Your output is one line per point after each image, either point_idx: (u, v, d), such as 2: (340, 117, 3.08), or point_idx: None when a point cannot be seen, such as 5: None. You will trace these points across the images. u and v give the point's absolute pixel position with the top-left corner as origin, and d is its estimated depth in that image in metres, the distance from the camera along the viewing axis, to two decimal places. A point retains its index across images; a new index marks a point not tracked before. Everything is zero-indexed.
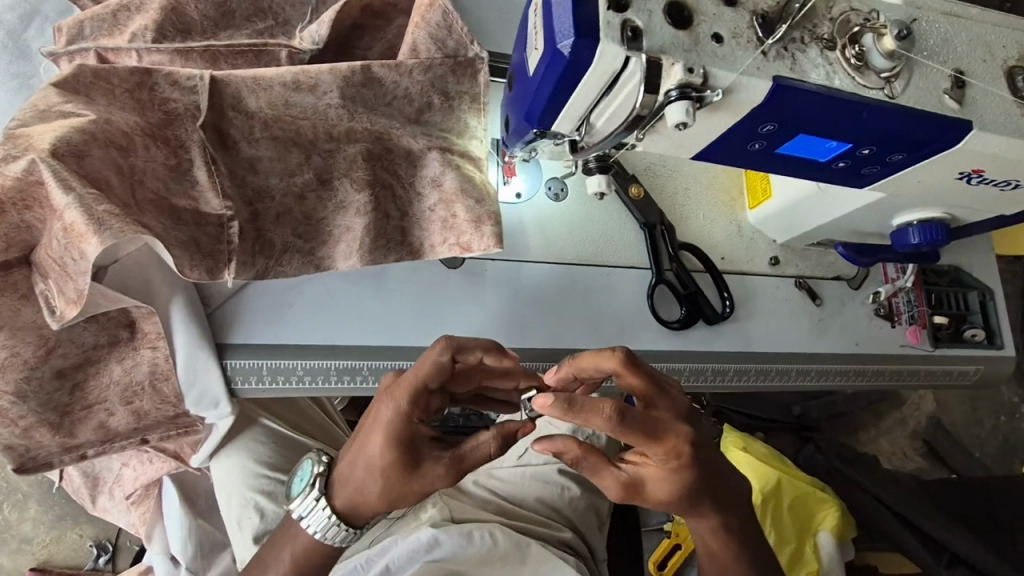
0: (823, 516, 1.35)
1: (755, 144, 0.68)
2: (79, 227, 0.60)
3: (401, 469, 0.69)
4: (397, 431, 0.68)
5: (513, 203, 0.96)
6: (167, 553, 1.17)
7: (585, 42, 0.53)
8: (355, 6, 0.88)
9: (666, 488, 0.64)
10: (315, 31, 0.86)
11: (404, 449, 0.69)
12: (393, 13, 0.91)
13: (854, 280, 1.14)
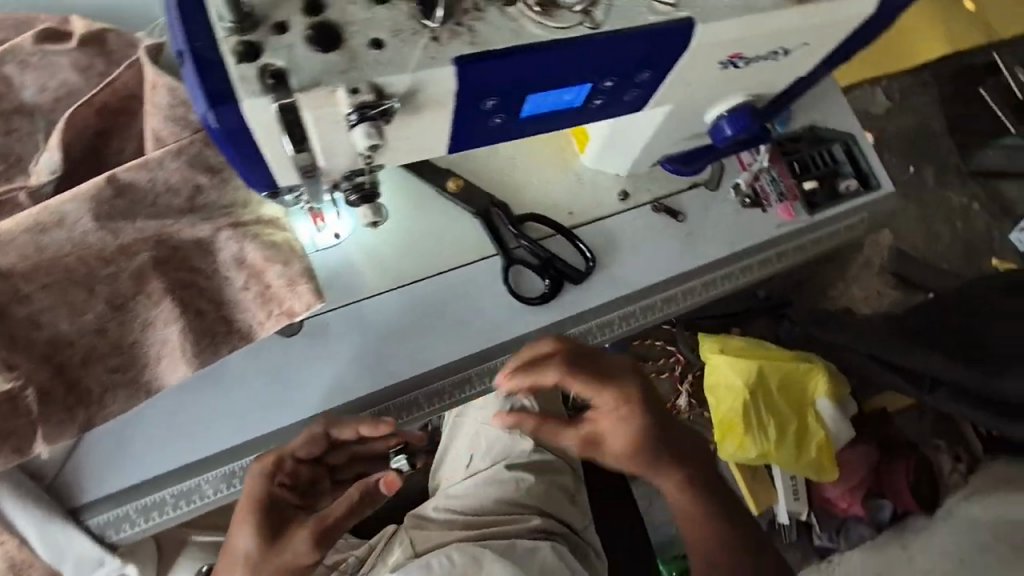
0: (814, 384, 1.41)
1: (495, 119, 0.64)
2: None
3: (263, 541, 0.72)
4: (264, 501, 0.75)
5: (334, 246, 0.92)
6: None
7: (222, 110, 0.49)
8: (86, 113, 0.83)
9: (613, 434, 0.77)
10: (50, 159, 0.81)
11: (269, 519, 0.74)
12: (133, 104, 0.86)
13: (710, 181, 1.12)
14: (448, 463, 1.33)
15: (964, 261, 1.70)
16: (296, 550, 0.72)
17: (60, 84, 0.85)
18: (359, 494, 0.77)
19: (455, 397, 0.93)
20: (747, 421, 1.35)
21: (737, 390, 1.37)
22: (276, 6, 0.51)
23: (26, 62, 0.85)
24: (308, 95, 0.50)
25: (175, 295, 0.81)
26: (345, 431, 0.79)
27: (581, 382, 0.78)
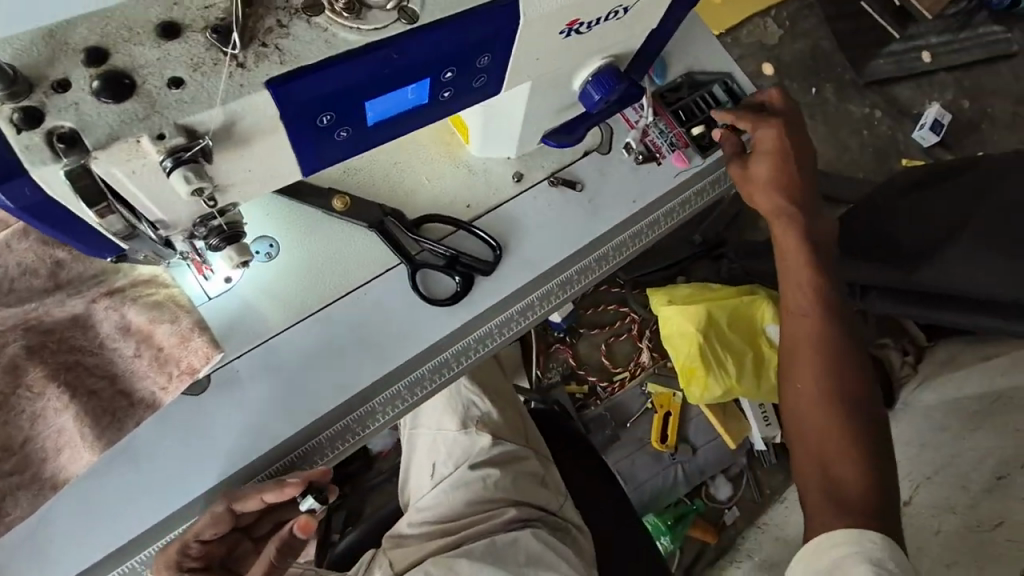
0: (761, 312, 1.52)
1: (340, 132, 0.62)
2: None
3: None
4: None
5: (226, 291, 0.88)
6: None
7: (15, 182, 0.48)
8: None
9: (762, 166, 0.90)
10: None
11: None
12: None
13: (601, 146, 1.13)
14: (414, 475, 1.32)
15: (871, 168, 1.77)
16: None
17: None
18: (277, 547, 0.77)
19: (387, 414, 0.91)
20: (705, 362, 1.47)
21: (691, 338, 1.48)
22: (56, 65, 0.49)
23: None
24: (108, 151, 0.49)
25: (61, 379, 0.76)
26: (249, 503, 0.75)
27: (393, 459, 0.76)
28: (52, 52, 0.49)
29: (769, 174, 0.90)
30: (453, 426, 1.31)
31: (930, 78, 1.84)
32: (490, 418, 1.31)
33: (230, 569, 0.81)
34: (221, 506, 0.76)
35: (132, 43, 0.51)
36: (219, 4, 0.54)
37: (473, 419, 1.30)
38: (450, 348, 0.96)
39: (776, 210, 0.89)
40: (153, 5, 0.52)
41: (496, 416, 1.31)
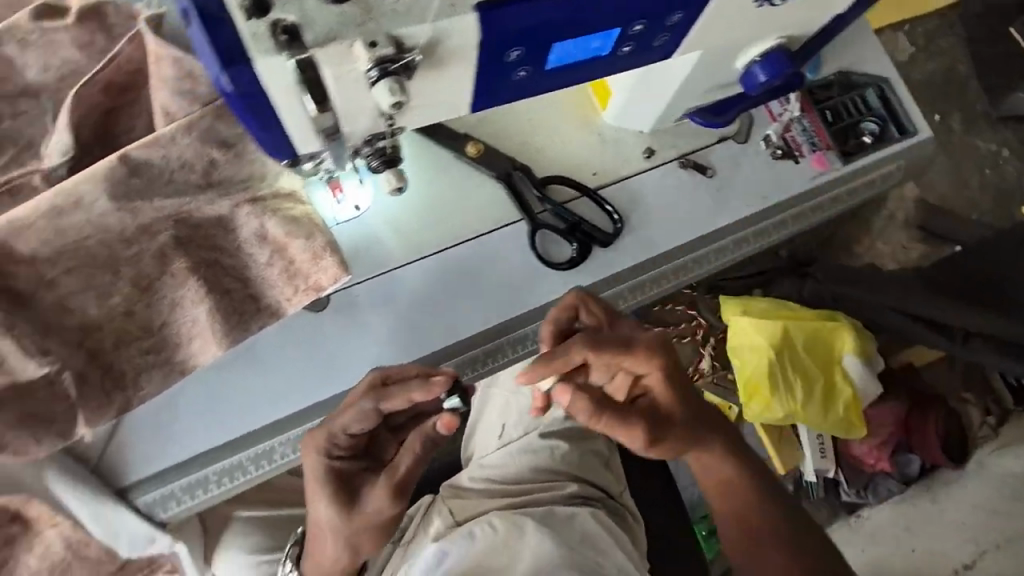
0: (841, 344, 1.36)
1: (520, 72, 0.61)
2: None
3: (343, 511, 0.75)
4: (328, 476, 0.76)
5: (355, 217, 0.90)
6: None
7: (237, 68, 0.48)
8: (92, 91, 0.80)
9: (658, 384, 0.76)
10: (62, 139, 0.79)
11: (340, 489, 0.76)
12: (141, 80, 0.83)
13: (740, 133, 1.07)
14: (479, 436, 1.33)
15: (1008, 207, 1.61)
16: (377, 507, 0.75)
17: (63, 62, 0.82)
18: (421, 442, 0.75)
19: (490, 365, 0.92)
20: (771, 383, 1.31)
21: (764, 349, 1.32)
22: None
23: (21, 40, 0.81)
24: (325, 51, 0.49)
25: (204, 274, 0.81)
26: (394, 398, 0.73)
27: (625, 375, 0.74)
28: None
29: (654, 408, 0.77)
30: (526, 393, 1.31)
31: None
32: None
33: (376, 457, 0.81)
34: (368, 404, 0.73)
35: None
36: None
37: None
38: (556, 313, 0.94)
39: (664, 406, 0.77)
40: None
41: None
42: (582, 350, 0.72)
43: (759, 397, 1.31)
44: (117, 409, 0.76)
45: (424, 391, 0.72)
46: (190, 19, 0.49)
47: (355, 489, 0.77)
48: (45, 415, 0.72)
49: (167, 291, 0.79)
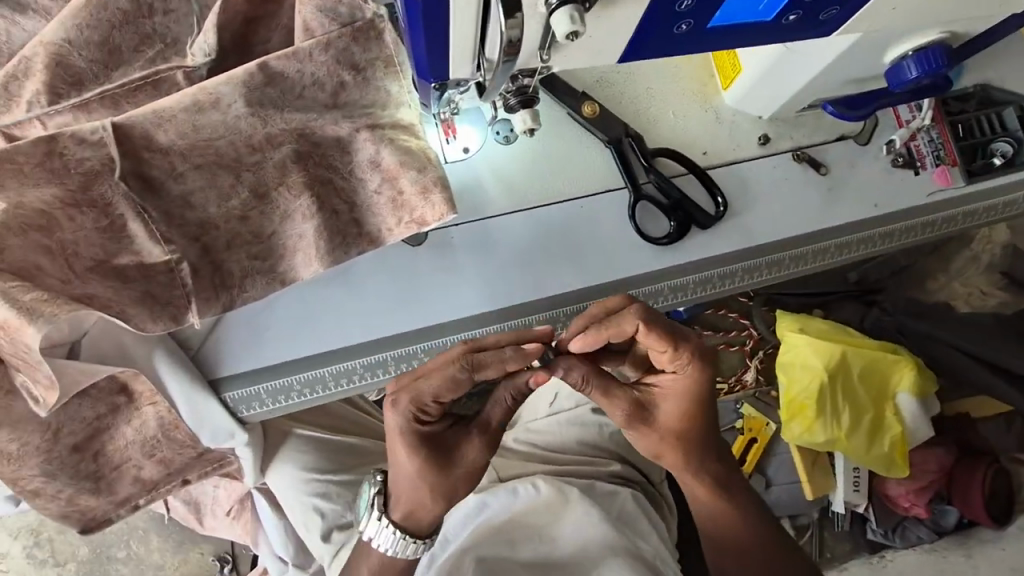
0: (900, 378, 1.31)
1: (682, 25, 0.59)
2: (13, 323, 0.60)
3: (437, 469, 0.74)
4: (416, 437, 0.73)
5: (463, 160, 0.91)
6: (274, 554, 1.32)
7: None
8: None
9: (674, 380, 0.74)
10: (204, 41, 0.81)
11: (431, 448, 0.74)
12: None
13: (861, 135, 1.02)
14: (528, 403, 1.30)
15: None
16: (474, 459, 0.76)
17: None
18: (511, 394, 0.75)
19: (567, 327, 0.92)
20: (820, 405, 1.28)
21: (816, 371, 1.29)
22: None
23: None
24: None
25: (317, 191, 0.82)
26: (489, 369, 0.68)
27: (655, 337, 0.69)
28: None
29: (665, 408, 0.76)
30: None
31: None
32: None
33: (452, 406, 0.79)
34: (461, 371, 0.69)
35: None
36: None
37: None
38: (642, 289, 0.92)
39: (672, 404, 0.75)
40: None
41: None
42: (635, 320, 0.68)
43: (803, 419, 1.29)
44: (224, 306, 0.79)
45: (518, 360, 0.68)
46: None
47: (447, 447, 0.75)
48: (161, 299, 0.75)
49: (281, 202, 0.81)
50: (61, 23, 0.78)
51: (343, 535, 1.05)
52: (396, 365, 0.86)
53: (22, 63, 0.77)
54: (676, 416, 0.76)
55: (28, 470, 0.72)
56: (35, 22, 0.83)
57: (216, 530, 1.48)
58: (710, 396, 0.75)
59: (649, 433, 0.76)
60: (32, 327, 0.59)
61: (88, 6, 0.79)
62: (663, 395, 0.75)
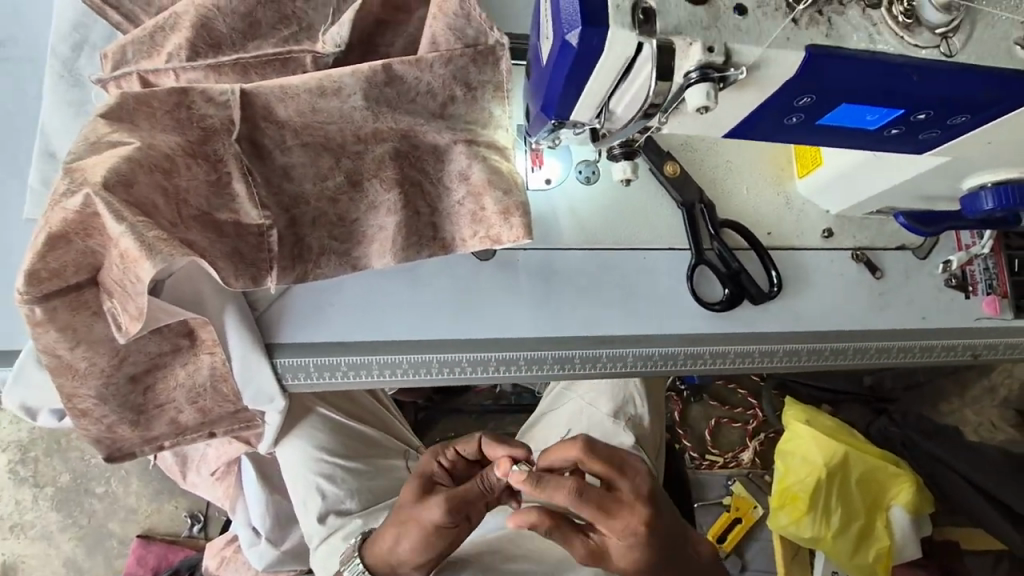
0: (897, 490, 1.31)
1: (792, 117, 0.63)
2: (134, 254, 0.60)
3: (411, 499, 0.83)
4: (424, 471, 0.86)
5: (543, 191, 0.95)
6: (249, 525, 1.35)
7: (595, 30, 0.51)
8: (375, 2, 0.86)
9: (619, 541, 0.71)
10: (337, 33, 0.86)
11: (425, 483, 0.84)
12: (412, 4, 0.89)
13: (920, 249, 1.05)
14: (541, 429, 1.31)
15: None
16: (429, 512, 0.78)
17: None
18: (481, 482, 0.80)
19: (608, 368, 0.94)
20: (814, 500, 1.29)
21: (816, 467, 1.30)
22: None
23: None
24: (670, 39, 0.52)
25: (405, 190, 0.86)
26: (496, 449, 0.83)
27: (594, 519, 0.70)
28: None
29: (624, 560, 0.72)
30: (604, 408, 1.26)
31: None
32: (640, 422, 1.26)
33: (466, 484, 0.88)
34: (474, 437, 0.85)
35: None
36: None
37: (626, 414, 1.25)
38: (685, 348, 0.95)
39: (623, 552, 0.72)
40: None
41: (647, 424, 1.26)
42: (564, 496, 0.69)
43: (794, 510, 1.30)
44: (296, 278, 0.83)
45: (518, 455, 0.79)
46: None
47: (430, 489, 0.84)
48: (242, 260, 0.79)
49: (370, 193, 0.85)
50: None
51: (338, 521, 1.07)
52: (441, 368, 0.89)
53: (171, 17, 0.83)
54: (627, 563, 0.72)
55: (84, 391, 0.75)
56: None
57: (192, 489, 1.48)
58: (659, 546, 0.71)
59: (613, 566, 0.74)
60: (148, 263, 0.59)
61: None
62: (612, 545, 0.73)
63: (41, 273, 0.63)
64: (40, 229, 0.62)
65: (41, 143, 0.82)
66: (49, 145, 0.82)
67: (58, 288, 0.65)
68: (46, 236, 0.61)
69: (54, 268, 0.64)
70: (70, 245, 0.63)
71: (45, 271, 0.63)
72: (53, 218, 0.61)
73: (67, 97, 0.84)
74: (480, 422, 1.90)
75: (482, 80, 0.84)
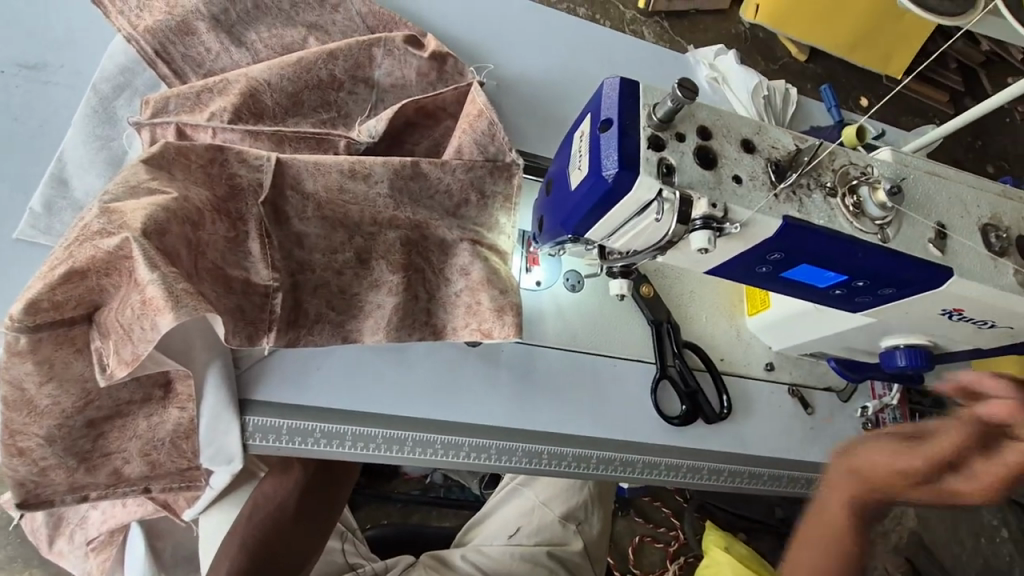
0: None
1: (764, 266, 0.76)
2: (159, 302, 0.65)
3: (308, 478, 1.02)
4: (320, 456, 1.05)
5: (533, 290, 1.03)
6: None
7: (628, 173, 0.63)
8: (410, 107, 0.96)
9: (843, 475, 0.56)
10: (373, 126, 0.94)
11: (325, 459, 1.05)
12: (441, 115, 0.99)
13: (844, 391, 1.19)
14: (488, 526, 1.30)
15: None
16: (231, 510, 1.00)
17: (401, 77, 0.99)
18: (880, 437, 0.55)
19: (573, 469, 0.96)
20: None
21: None
22: (682, 123, 0.67)
23: (388, 49, 0.98)
24: (685, 191, 0.64)
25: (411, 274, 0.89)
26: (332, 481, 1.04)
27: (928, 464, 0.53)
28: (685, 116, 0.67)
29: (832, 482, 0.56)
30: (557, 509, 1.29)
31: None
32: (588, 528, 1.30)
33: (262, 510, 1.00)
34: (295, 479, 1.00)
35: (727, 140, 0.68)
36: (782, 153, 0.71)
37: (575, 519, 1.29)
38: (646, 456, 1.00)
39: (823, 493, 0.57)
40: (744, 125, 0.71)
41: (595, 530, 1.30)
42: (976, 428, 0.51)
43: None
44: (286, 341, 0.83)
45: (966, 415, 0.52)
46: (610, 126, 0.64)
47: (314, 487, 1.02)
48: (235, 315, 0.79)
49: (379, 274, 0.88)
50: (268, 66, 0.91)
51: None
52: (413, 447, 0.89)
53: (222, 82, 0.89)
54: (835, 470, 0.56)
55: (34, 429, 0.72)
56: (242, 56, 0.95)
57: (59, 561, 1.22)
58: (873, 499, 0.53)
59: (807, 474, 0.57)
60: (171, 314, 0.65)
61: (297, 65, 0.92)
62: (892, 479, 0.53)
63: (43, 303, 0.66)
64: (61, 261, 0.66)
65: (55, 168, 0.86)
66: (64, 174, 0.86)
67: (50, 320, 0.67)
68: (68, 268, 0.66)
69: (58, 301, 0.67)
70: (83, 279, 0.68)
71: (46, 302, 0.67)
72: (82, 252, 0.66)
73: (96, 132, 0.89)
74: (405, 512, 1.81)
75: (492, 190, 0.95)
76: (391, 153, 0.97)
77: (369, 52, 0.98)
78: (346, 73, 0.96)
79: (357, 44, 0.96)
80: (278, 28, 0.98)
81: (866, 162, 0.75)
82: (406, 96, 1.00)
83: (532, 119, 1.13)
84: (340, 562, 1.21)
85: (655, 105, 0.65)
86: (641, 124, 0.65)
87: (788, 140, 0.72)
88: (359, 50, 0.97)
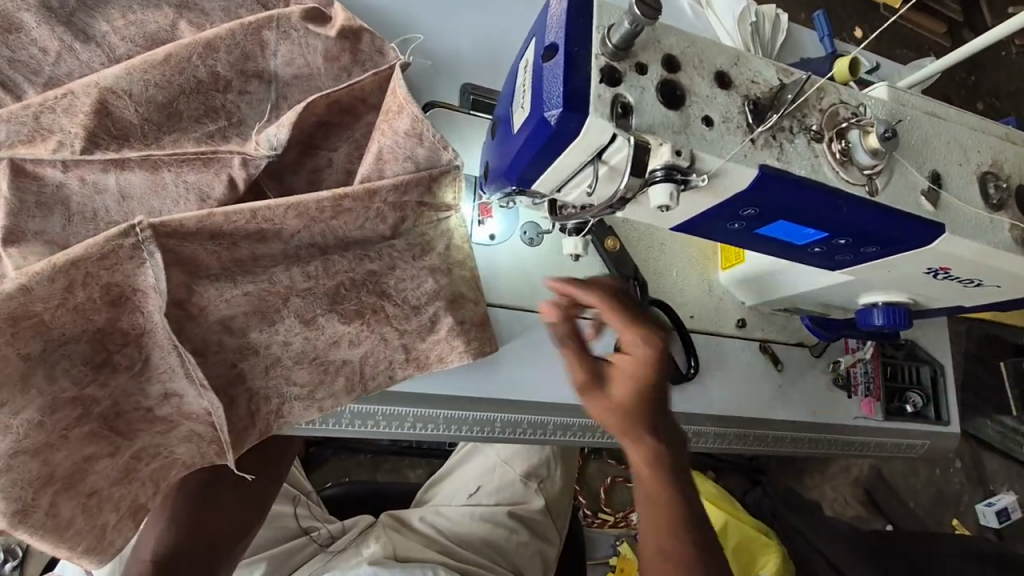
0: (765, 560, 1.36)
1: (736, 223, 0.67)
2: None
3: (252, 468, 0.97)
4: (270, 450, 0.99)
5: (486, 245, 0.94)
6: None
7: (573, 114, 0.52)
8: (321, 103, 0.80)
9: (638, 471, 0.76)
10: (273, 135, 0.77)
11: (273, 453, 0.99)
12: (361, 108, 0.83)
13: (815, 347, 1.14)
14: (451, 483, 1.29)
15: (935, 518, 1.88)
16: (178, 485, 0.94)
17: (304, 65, 0.84)
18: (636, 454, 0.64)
19: (531, 435, 0.92)
20: None
21: None
22: (644, 51, 0.55)
23: (283, 31, 0.83)
24: (643, 134, 0.53)
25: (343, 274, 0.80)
26: (276, 471, 0.99)
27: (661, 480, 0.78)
28: (648, 42, 0.56)
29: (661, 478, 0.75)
30: (518, 468, 1.27)
31: (1019, 468, 1.70)
32: (551, 485, 1.27)
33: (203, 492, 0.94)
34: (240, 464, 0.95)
35: (698, 73, 0.57)
36: (762, 88, 0.60)
37: (537, 477, 1.26)
38: None
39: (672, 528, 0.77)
40: (720, 54, 0.59)
41: (558, 486, 1.27)
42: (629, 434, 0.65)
43: None
44: (223, 404, 0.75)
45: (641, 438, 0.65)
46: (554, 54, 0.53)
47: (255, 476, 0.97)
48: (165, 367, 0.72)
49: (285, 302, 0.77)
50: (129, 68, 0.75)
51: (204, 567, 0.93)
52: (352, 420, 0.84)
53: (65, 95, 0.73)
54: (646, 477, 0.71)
55: None
56: (92, 55, 0.80)
57: None
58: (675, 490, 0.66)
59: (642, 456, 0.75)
60: None
61: (165, 65, 0.76)
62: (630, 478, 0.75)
63: None
64: None
65: None
66: None
67: None
68: None
69: None
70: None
71: None
72: None
73: None
74: (375, 462, 1.78)
75: (433, 164, 0.79)
76: (305, 166, 0.82)
77: (258, 37, 0.81)
78: (231, 68, 0.80)
79: (242, 30, 0.80)
80: (137, 11, 0.83)
81: (858, 101, 0.65)
82: (313, 88, 0.84)
83: (480, 69, 0.98)
84: (292, 527, 1.18)
85: (611, 27, 0.53)
86: (592, 53, 0.53)
87: (770, 73, 0.61)
88: (244, 36, 0.81)
